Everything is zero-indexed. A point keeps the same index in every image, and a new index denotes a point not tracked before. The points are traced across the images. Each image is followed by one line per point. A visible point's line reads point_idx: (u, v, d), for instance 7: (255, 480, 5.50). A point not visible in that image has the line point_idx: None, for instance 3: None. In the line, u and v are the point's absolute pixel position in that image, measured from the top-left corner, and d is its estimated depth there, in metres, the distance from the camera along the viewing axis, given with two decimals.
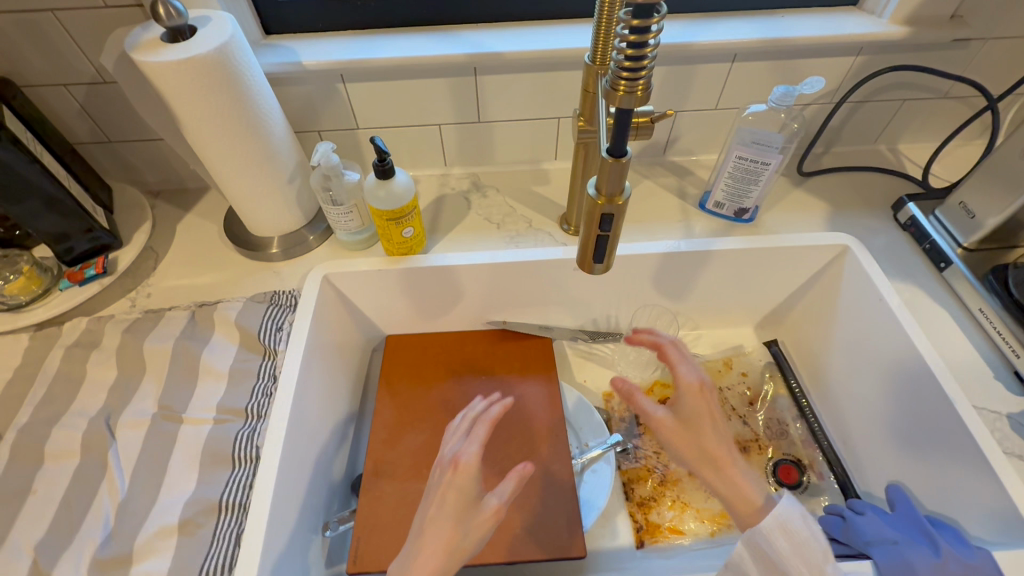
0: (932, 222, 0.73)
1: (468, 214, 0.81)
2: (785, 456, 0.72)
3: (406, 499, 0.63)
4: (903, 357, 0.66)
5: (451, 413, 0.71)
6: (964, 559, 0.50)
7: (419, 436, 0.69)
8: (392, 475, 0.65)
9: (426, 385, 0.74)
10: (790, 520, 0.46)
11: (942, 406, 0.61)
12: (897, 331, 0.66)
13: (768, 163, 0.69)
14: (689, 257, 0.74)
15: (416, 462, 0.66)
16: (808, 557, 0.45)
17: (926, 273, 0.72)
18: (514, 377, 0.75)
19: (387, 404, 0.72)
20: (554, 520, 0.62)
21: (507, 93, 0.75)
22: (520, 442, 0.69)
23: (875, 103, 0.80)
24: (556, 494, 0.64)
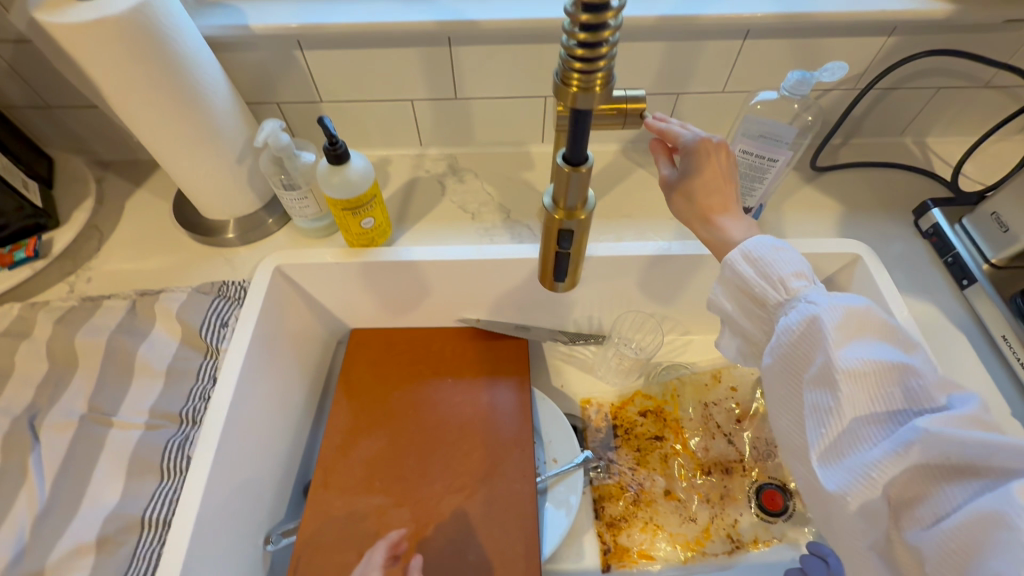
0: (957, 231, 0.65)
1: (441, 200, 0.74)
2: (770, 480, 0.66)
3: (355, 514, 0.59)
4: None
5: (412, 418, 0.66)
6: None
7: (374, 445, 0.64)
8: (342, 486, 0.61)
9: (387, 386, 0.69)
10: (757, 248, 0.44)
11: None
12: None
13: (776, 160, 0.61)
14: (681, 260, 0.67)
15: (370, 472, 0.62)
16: (772, 277, 0.43)
17: (945, 289, 0.65)
18: (484, 381, 0.69)
19: (343, 405, 0.67)
20: (512, 548, 0.57)
21: (487, 67, 0.67)
22: (483, 455, 0.63)
23: (906, 91, 0.71)
24: (517, 517, 0.59)
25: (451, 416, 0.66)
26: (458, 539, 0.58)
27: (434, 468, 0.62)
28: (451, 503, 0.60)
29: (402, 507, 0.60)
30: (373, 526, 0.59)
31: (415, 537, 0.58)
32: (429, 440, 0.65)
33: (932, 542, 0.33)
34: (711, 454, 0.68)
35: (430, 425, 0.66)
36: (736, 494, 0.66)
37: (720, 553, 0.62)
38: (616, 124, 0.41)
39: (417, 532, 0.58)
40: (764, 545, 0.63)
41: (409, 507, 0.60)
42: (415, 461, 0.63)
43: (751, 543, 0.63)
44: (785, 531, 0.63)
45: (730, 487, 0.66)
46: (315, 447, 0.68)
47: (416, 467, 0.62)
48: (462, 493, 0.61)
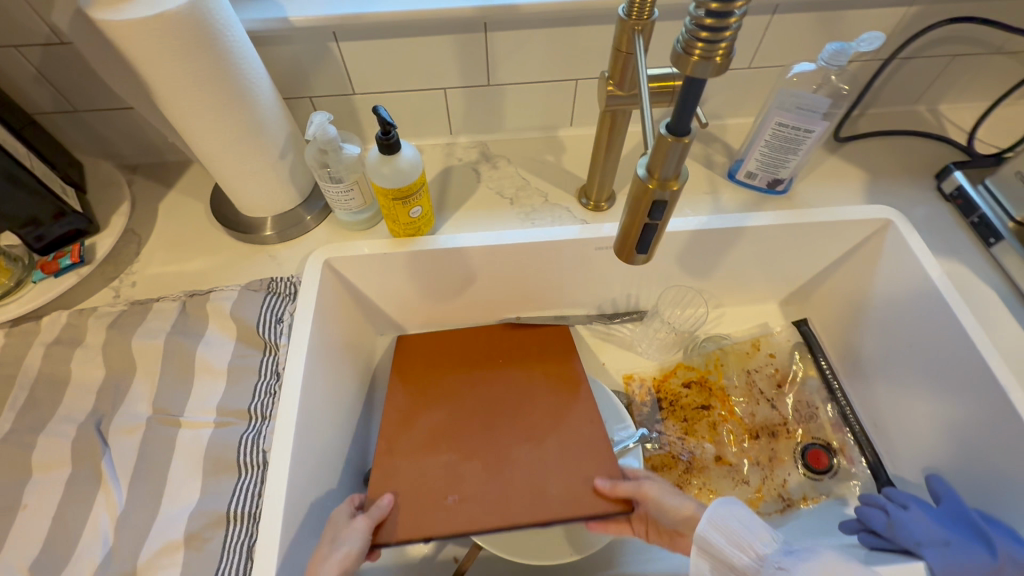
0: (980, 192, 0.68)
1: (478, 187, 0.74)
2: (814, 440, 0.69)
3: (426, 471, 0.60)
4: (945, 340, 0.62)
5: (469, 387, 0.68)
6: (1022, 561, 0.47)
7: (435, 415, 0.65)
8: (408, 452, 0.62)
9: (440, 364, 0.71)
10: (721, 517, 0.49)
11: (995, 395, 0.57)
12: (943, 310, 0.62)
13: (812, 131, 0.63)
14: (720, 234, 0.68)
15: (435, 438, 0.63)
16: (741, 543, 0.47)
17: (972, 249, 0.68)
18: (537, 350, 0.72)
19: (399, 385, 0.68)
20: (591, 482, 0.58)
21: (521, 52, 0.67)
22: (548, 410, 0.65)
23: (922, 60, 0.73)
24: (592, 455, 0.61)
25: (509, 380, 0.69)
26: (537, 478, 0.59)
27: (500, 425, 0.64)
28: (523, 450, 0.62)
29: (471, 461, 0.61)
30: (445, 480, 0.60)
31: (491, 483, 0.59)
32: (492, 403, 0.67)
33: None
34: (757, 419, 0.70)
35: (491, 390, 0.68)
36: (783, 456, 0.68)
37: (773, 512, 0.65)
38: (668, 99, 0.49)
39: (493, 478, 0.60)
40: (813, 502, 0.65)
41: (478, 460, 0.61)
42: (480, 423, 0.65)
43: (800, 501, 0.65)
44: (832, 488, 0.66)
45: (777, 450, 0.69)
46: (372, 434, 0.69)
47: (480, 427, 0.64)
48: (532, 441, 0.62)
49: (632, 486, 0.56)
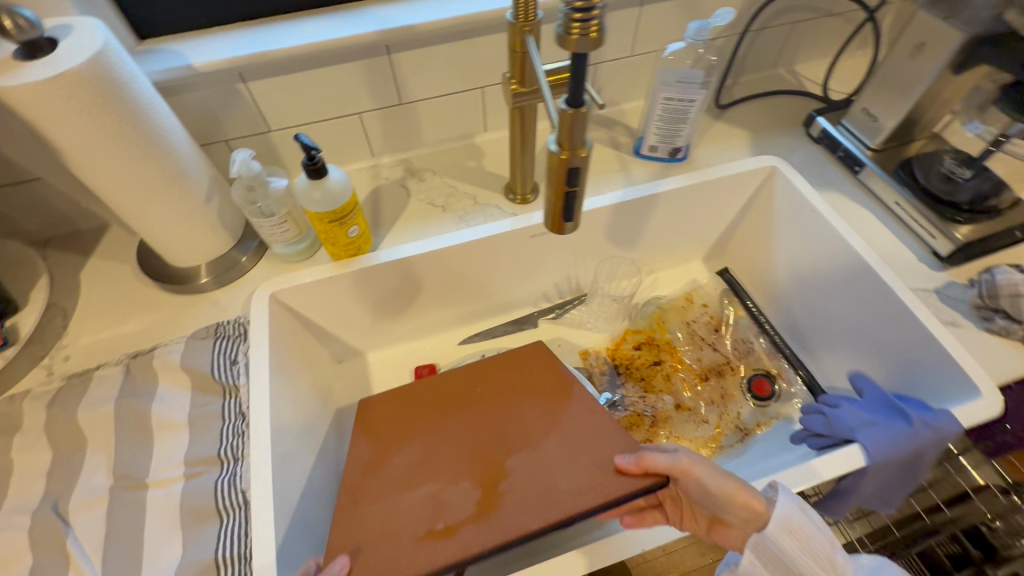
0: (840, 130, 0.79)
1: (409, 201, 0.77)
2: (755, 371, 0.77)
3: (408, 509, 0.54)
4: (838, 257, 0.71)
5: (441, 415, 0.63)
6: (932, 423, 0.55)
7: (410, 450, 0.60)
8: (380, 496, 0.56)
9: (410, 396, 0.66)
10: (799, 527, 0.48)
11: (884, 292, 0.66)
12: (830, 232, 0.71)
13: (693, 100, 0.72)
14: (637, 204, 0.75)
15: (410, 477, 0.57)
16: (813, 551, 0.48)
17: (845, 179, 0.79)
18: (511, 363, 0.68)
19: (362, 433, 0.63)
20: (600, 466, 0.54)
21: (426, 68, 0.71)
22: (537, 412, 0.62)
23: (772, 29, 0.85)
24: (595, 441, 0.57)
25: (487, 398, 0.65)
26: (540, 482, 0.55)
27: (485, 441, 0.60)
28: (518, 458, 0.57)
29: (458, 486, 0.56)
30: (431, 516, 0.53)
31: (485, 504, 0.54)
32: (473, 421, 0.62)
33: None
34: (704, 363, 0.77)
35: (467, 413, 0.63)
36: (733, 391, 0.75)
37: (734, 443, 0.71)
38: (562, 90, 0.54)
39: (489, 497, 0.54)
40: (767, 426, 0.72)
41: (467, 483, 0.56)
42: (462, 447, 0.60)
43: (755, 428, 0.72)
44: (779, 411, 0.73)
45: (726, 387, 0.75)
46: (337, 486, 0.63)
47: (462, 451, 0.59)
48: (527, 447, 0.58)
49: (668, 463, 0.52)
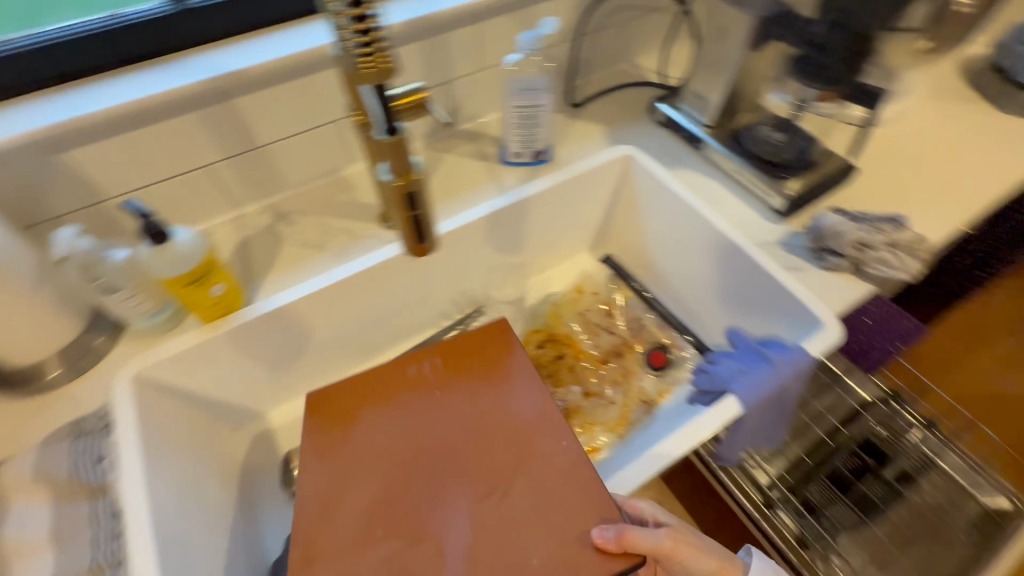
0: (679, 112, 0.87)
1: (281, 246, 0.74)
2: (651, 345, 0.81)
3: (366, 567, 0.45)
4: (695, 229, 0.77)
5: (403, 444, 0.52)
6: (787, 359, 0.61)
7: (365, 491, 0.49)
8: (330, 554, 0.46)
9: (363, 421, 0.54)
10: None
11: (736, 253, 0.73)
12: (684, 206, 0.78)
13: (540, 105, 0.76)
14: (510, 210, 0.78)
15: (366, 526, 0.47)
16: None
17: (691, 155, 0.86)
18: (477, 376, 0.57)
19: (311, 458, 0.52)
20: (579, 529, 0.46)
21: (270, 110, 0.69)
22: (508, 447, 0.51)
23: (605, 29, 0.91)
24: (574, 498, 0.48)
25: (458, 422, 0.53)
26: (513, 545, 0.45)
27: (450, 483, 0.49)
28: (490, 509, 0.47)
29: (424, 545, 0.46)
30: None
31: (456, 564, 0.45)
32: (432, 453, 0.51)
33: None
34: (602, 347, 0.81)
35: (431, 441, 0.52)
36: (633, 368, 0.79)
37: (643, 416, 0.75)
38: None
39: (461, 556, 0.45)
40: (669, 394, 0.76)
41: (431, 541, 0.46)
42: (428, 491, 0.49)
43: (659, 397, 0.76)
44: (677, 377, 0.78)
45: (627, 365, 0.80)
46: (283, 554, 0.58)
47: (422, 487, 0.49)
48: (499, 491, 0.48)
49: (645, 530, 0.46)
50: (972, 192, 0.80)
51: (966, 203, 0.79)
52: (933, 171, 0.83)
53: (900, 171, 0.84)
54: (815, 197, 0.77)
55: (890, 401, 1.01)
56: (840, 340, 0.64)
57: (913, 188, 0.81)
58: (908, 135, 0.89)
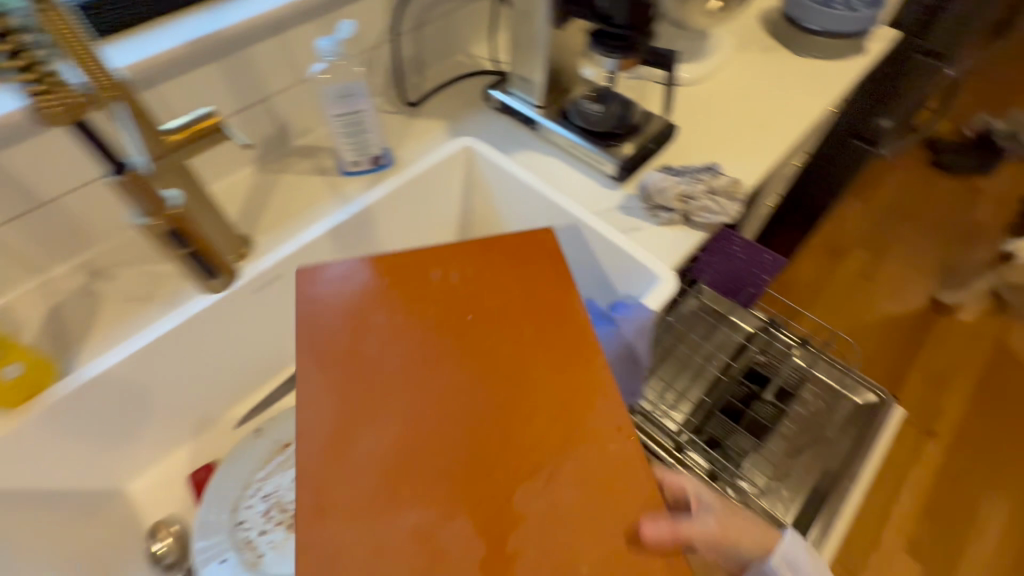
0: (512, 97, 0.88)
1: (101, 306, 0.67)
2: None
3: (385, 528, 0.39)
4: (540, 209, 0.79)
5: (437, 387, 0.45)
6: (628, 318, 0.68)
7: (381, 441, 0.42)
8: (343, 506, 0.39)
9: (371, 374, 0.45)
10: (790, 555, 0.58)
11: (578, 227, 0.75)
12: (525, 188, 0.80)
13: (362, 109, 0.74)
14: (353, 222, 0.76)
15: (387, 475, 0.41)
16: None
17: (530, 137, 0.88)
18: (518, 320, 0.49)
19: (344, 378, 0.45)
20: (628, 522, 0.39)
21: (48, 160, 0.62)
22: (558, 406, 0.44)
23: (427, 23, 0.91)
24: (624, 476, 0.41)
25: (491, 372, 0.46)
26: (554, 539, 0.39)
27: (483, 441, 0.42)
28: (531, 495, 0.40)
29: (456, 519, 0.39)
30: (425, 552, 0.38)
31: (490, 539, 0.38)
32: (459, 407, 0.44)
33: None
34: None
35: (467, 386, 0.45)
36: None
37: None
38: (202, 140, 0.59)
39: (498, 523, 0.39)
40: None
41: (462, 517, 0.39)
42: (463, 454, 0.42)
43: None
44: None
45: None
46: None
47: (450, 443, 0.42)
48: (546, 474, 0.41)
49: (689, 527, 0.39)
50: (776, 134, 0.89)
51: (772, 144, 0.88)
52: (743, 120, 0.92)
53: (716, 124, 0.91)
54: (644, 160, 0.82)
55: (769, 328, 1.12)
56: (673, 291, 0.68)
57: (727, 139, 0.89)
58: (719, 90, 0.98)
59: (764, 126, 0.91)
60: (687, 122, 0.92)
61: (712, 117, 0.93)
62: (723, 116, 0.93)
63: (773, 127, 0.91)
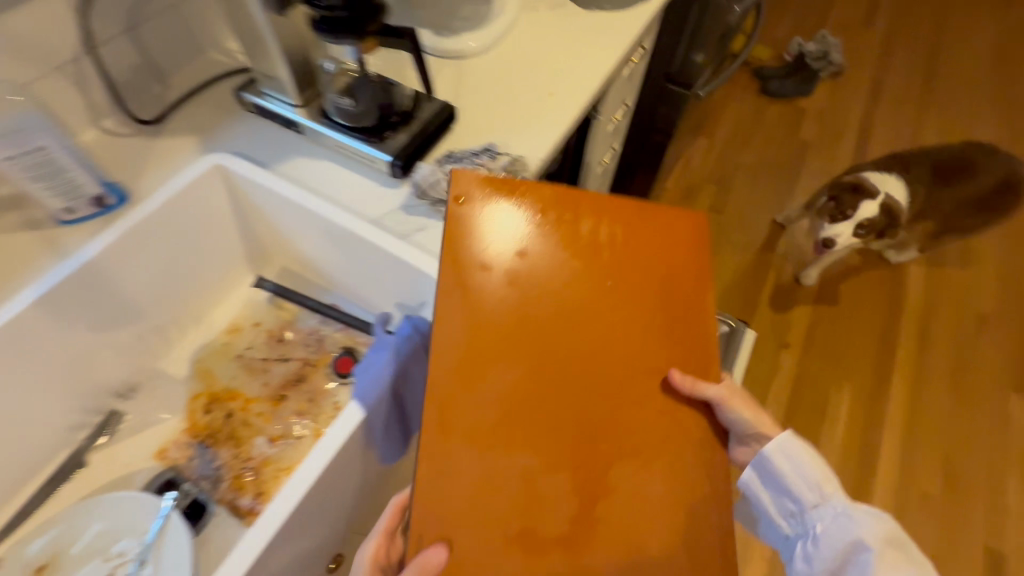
0: (268, 99, 0.76)
1: None
2: (339, 351, 0.77)
3: (491, 468, 0.46)
4: (311, 221, 0.73)
5: (550, 324, 0.51)
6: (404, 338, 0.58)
7: (501, 384, 0.48)
8: (465, 427, 0.47)
9: (529, 296, 0.52)
10: (787, 453, 0.59)
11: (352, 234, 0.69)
12: (290, 202, 0.72)
13: (45, 146, 0.60)
14: (75, 284, 0.64)
15: (504, 412, 0.47)
16: (803, 484, 0.58)
17: (299, 141, 0.77)
18: (647, 288, 0.54)
19: (465, 305, 0.50)
20: (691, 500, 0.49)
21: None
22: (655, 381, 0.52)
23: (143, 22, 0.76)
24: (708, 495, 0.49)
25: (615, 325, 0.52)
26: (637, 512, 0.47)
27: (641, 342, 0.52)
28: (624, 470, 0.48)
29: (560, 476, 0.46)
30: (523, 493, 0.45)
31: (583, 502, 0.46)
32: (565, 351, 0.51)
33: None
34: (277, 381, 0.74)
35: (581, 335, 0.51)
36: (319, 388, 0.74)
37: None
38: None
39: (592, 480, 0.47)
40: None
41: (564, 477, 0.47)
42: (570, 412, 0.49)
43: None
44: None
45: (311, 388, 0.74)
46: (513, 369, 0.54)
47: (561, 389, 0.49)
48: (639, 456, 0.49)
49: (714, 394, 0.51)
50: (563, 98, 0.86)
51: (559, 110, 0.85)
52: (531, 87, 0.88)
53: (502, 97, 0.86)
54: (425, 148, 0.74)
55: None
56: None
57: (515, 111, 0.84)
58: (507, 57, 0.93)
59: (551, 91, 0.87)
60: (473, 98, 0.86)
61: (499, 89, 0.88)
62: (510, 86, 0.88)
63: (561, 91, 0.87)
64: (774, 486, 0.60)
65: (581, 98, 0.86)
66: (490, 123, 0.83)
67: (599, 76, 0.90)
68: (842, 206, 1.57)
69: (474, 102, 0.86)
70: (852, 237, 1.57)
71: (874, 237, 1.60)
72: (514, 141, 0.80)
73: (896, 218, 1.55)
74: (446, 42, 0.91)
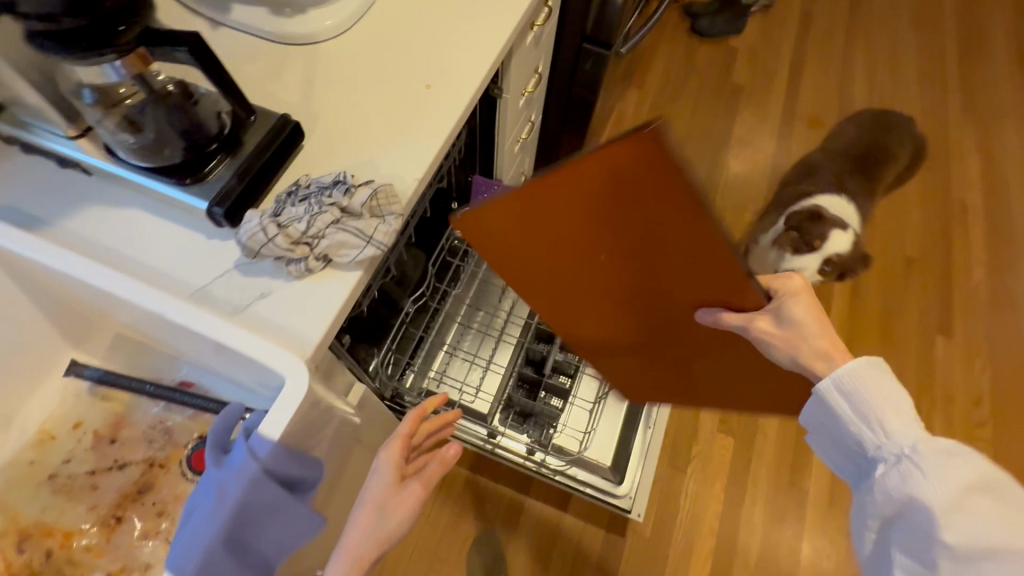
0: (31, 129, 0.56)
1: None
2: (193, 442, 0.62)
3: (609, 339, 0.79)
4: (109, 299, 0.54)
5: (607, 305, 0.69)
6: (229, 476, 0.45)
7: (588, 318, 0.74)
8: (582, 329, 0.79)
9: (575, 288, 0.68)
10: (849, 388, 0.57)
11: (162, 318, 0.52)
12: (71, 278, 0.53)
13: None
14: None
15: (596, 327, 0.76)
16: (868, 419, 0.56)
17: (90, 183, 0.59)
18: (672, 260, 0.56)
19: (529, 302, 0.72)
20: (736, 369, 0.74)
21: None
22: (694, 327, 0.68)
23: None
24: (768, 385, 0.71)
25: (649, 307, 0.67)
26: (724, 373, 0.76)
27: (683, 318, 0.66)
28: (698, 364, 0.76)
29: (648, 352, 0.79)
30: (634, 353, 0.80)
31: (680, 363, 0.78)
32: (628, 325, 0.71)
33: (898, 536, 0.51)
34: (114, 497, 0.59)
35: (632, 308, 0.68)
36: (172, 495, 0.60)
37: None
38: None
39: (678, 361, 0.78)
40: None
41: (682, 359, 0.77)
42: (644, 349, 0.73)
43: None
44: None
45: (161, 497, 0.60)
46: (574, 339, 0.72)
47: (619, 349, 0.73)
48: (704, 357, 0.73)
49: (740, 326, 0.62)
50: (445, 90, 0.70)
51: (439, 107, 0.69)
52: (403, 78, 0.70)
53: (368, 94, 0.69)
54: (262, 185, 0.58)
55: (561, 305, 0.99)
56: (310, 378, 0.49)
57: (384, 113, 0.68)
58: (371, 38, 0.74)
59: (428, 80, 0.70)
60: (329, 98, 0.69)
61: (362, 83, 0.70)
62: (377, 78, 0.71)
63: (441, 79, 0.71)
64: (837, 427, 0.59)
65: (466, 88, 0.70)
66: (353, 132, 0.66)
67: (488, 55, 0.74)
68: (805, 238, 1.21)
69: (331, 104, 0.68)
70: (817, 272, 1.23)
71: (838, 279, 1.26)
72: (384, 155, 0.64)
73: (861, 253, 1.25)
74: (284, 26, 0.72)
